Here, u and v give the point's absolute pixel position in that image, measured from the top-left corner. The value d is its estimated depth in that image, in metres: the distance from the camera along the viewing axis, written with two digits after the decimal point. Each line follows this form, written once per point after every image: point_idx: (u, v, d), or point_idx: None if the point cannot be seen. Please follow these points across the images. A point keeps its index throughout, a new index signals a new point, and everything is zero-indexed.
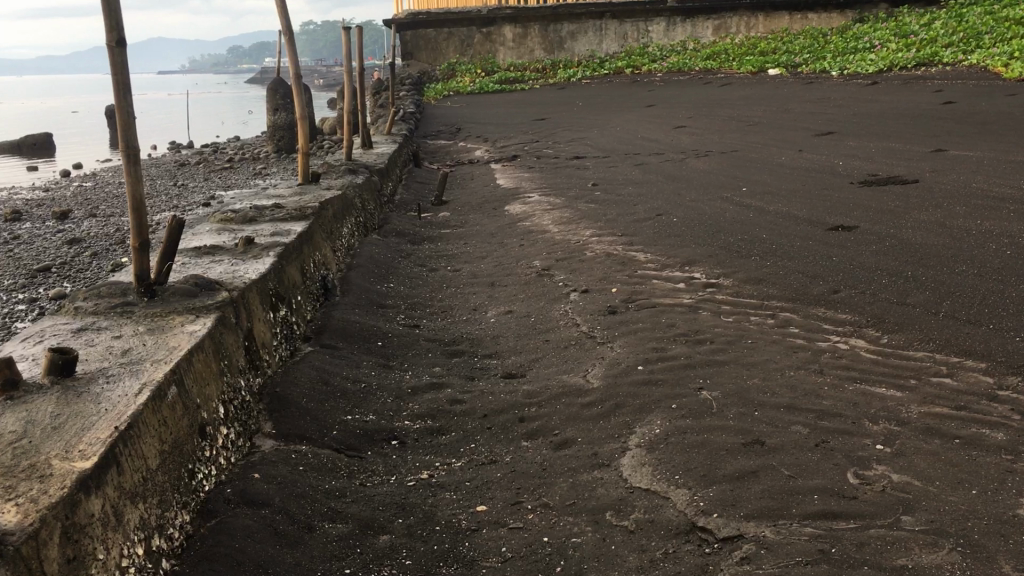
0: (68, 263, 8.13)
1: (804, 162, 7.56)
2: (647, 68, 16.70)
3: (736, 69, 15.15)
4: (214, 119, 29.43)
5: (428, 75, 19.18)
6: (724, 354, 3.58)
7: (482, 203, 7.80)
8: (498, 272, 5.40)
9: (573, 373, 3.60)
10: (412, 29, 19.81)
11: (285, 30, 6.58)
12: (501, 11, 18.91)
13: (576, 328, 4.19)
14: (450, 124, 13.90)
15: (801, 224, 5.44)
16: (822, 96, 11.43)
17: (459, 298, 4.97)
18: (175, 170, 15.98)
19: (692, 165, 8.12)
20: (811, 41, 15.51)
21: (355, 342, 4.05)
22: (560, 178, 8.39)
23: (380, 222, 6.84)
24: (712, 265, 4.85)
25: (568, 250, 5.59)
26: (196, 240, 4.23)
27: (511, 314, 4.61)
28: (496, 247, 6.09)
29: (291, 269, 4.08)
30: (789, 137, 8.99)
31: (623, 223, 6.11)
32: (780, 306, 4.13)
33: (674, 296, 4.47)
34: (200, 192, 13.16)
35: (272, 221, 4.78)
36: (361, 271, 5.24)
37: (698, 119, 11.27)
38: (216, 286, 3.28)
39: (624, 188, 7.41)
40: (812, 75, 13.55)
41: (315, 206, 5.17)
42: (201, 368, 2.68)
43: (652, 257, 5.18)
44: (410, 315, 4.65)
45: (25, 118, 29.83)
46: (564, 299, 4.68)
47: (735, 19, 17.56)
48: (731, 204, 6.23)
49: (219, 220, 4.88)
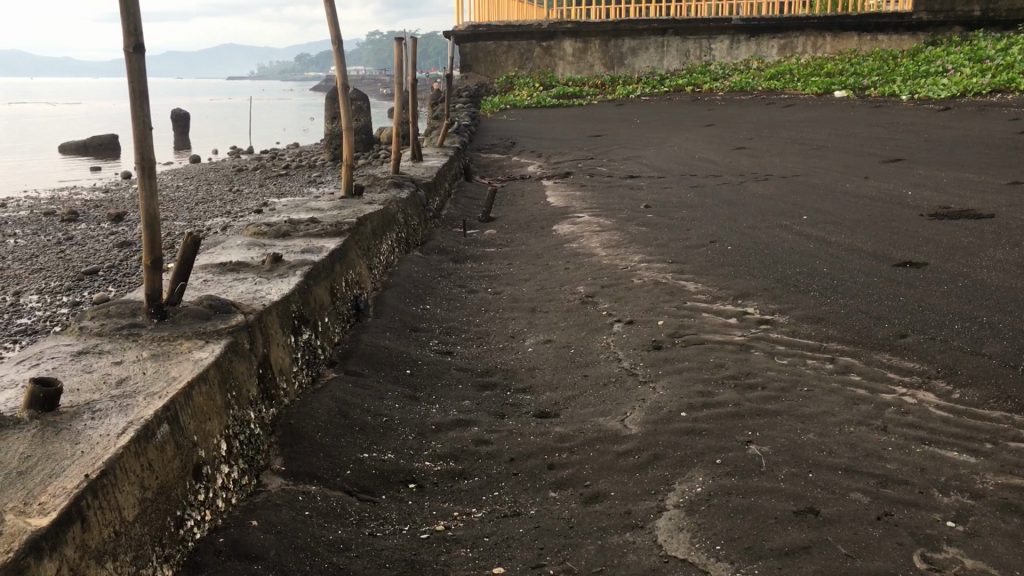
0: (116, 267, 8.06)
1: (870, 190, 7.21)
2: (709, 87, 16.35)
3: (800, 90, 14.74)
4: (275, 125, 29.68)
5: (486, 88, 19.06)
6: (776, 403, 3.29)
7: (530, 221, 7.56)
8: (540, 297, 5.17)
9: (611, 415, 3.33)
10: (471, 41, 19.72)
11: (335, 39, 6.43)
12: (562, 25, 18.72)
13: (618, 363, 3.93)
14: (505, 138, 13.73)
15: (866, 258, 5.12)
16: (891, 121, 11.00)
17: (497, 324, 4.74)
18: (231, 175, 16.02)
19: (750, 190, 7.80)
20: (880, 64, 15.05)
21: (381, 369, 3.84)
22: (613, 198, 8.13)
23: (423, 238, 6.64)
24: (767, 300, 4.56)
25: (615, 275, 5.33)
26: (224, 255, 4.06)
27: (549, 343, 4.37)
28: (541, 269, 5.86)
29: (319, 291, 3.89)
30: (854, 163, 8.62)
31: (674, 249, 5.83)
32: (840, 349, 3.83)
33: (724, 332, 4.19)
34: (253, 199, 13.12)
35: (306, 236, 4.59)
36: (397, 290, 5.04)
37: (759, 140, 10.93)
38: (232, 308, 3.08)
39: (677, 211, 7.12)
40: (880, 98, 13.10)
41: (353, 222, 4.98)
42: (203, 402, 2.48)
43: (703, 287, 4.89)
44: (444, 341, 4.43)
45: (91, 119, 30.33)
46: (607, 329, 4.42)
47: (801, 39, 17.13)
48: (790, 233, 5.92)
49: (252, 234, 4.71)
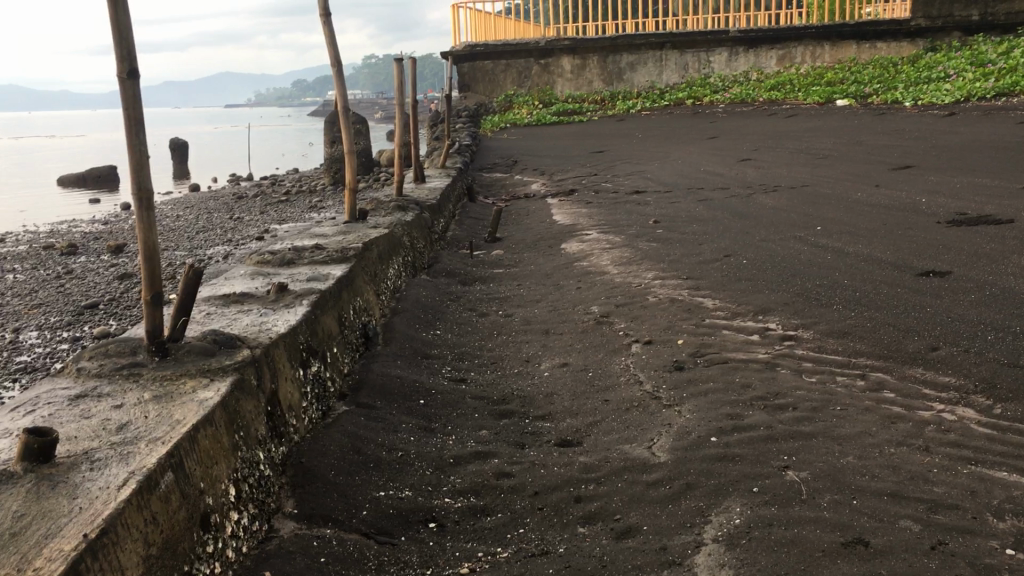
0: (117, 300, 7.92)
1: (883, 198, 7.08)
2: (709, 100, 16.26)
3: (802, 100, 14.65)
4: (274, 151, 29.64)
5: (485, 107, 18.99)
6: (810, 424, 3.13)
7: (537, 240, 7.42)
8: (554, 318, 5.02)
9: (636, 442, 3.18)
10: (469, 61, 19.67)
11: (334, 62, 6.32)
12: (559, 42, 18.67)
13: (639, 386, 3.77)
14: (506, 157, 13.62)
15: (886, 268, 4.97)
16: (896, 128, 10.90)
17: (511, 348, 4.59)
18: (232, 203, 15.92)
19: (760, 201, 7.67)
20: (881, 71, 14.96)
21: (394, 400, 3.69)
22: (620, 214, 8.01)
23: (430, 262, 6.50)
24: (789, 314, 4.41)
25: (629, 294, 5.19)
26: (227, 286, 3.93)
27: (566, 367, 4.22)
28: (552, 289, 5.72)
29: (327, 320, 3.74)
30: (864, 171, 8.49)
31: (687, 264, 5.69)
32: (870, 365, 3.68)
33: (747, 349, 4.04)
34: (254, 226, 13.01)
35: (311, 263, 4.46)
36: (406, 316, 4.90)
37: (764, 151, 10.81)
38: (237, 342, 2.94)
39: (688, 225, 6.98)
40: (883, 105, 12.99)
41: (358, 247, 4.85)
42: (210, 444, 2.34)
43: (721, 304, 4.75)
44: (457, 367, 4.28)
45: (89, 151, 30.28)
46: (625, 350, 4.28)
47: (800, 49, 17.06)
48: (806, 245, 5.78)
49: (255, 263, 4.57)
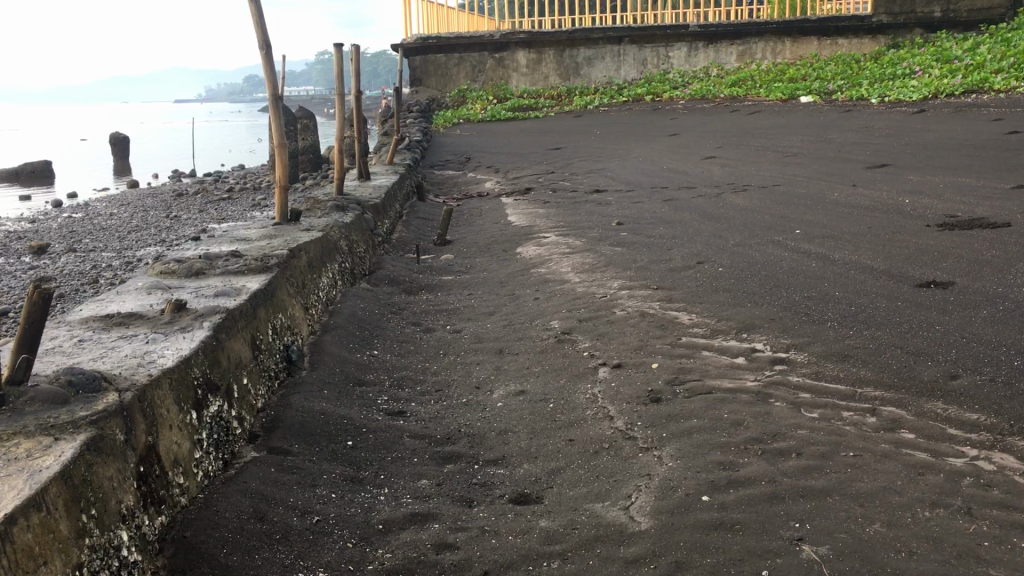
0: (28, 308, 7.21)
1: (863, 198, 6.59)
2: (668, 95, 15.79)
3: (764, 96, 14.22)
4: (221, 148, 28.60)
5: (438, 102, 18.35)
6: (820, 477, 2.56)
7: (491, 243, 6.82)
8: (508, 335, 4.41)
9: (608, 500, 2.59)
10: (421, 54, 18.98)
11: (261, 42, 5.64)
12: (514, 35, 18.08)
13: (610, 423, 3.18)
14: (459, 154, 13.00)
15: (881, 277, 4.44)
16: (866, 125, 10.48)
17: (459, 371, 3.98)
18: (171, 200, 15.12)
19: (730, 202, 7.14)
20: (844, 68, 14.59)
21: (316, 443, 3.06)
22: (580, 215, 7.44)
23: (371, 267, 5.87)
24: (776, 332, 3.86)
25: (594, 306, 4.61)
26: (116, 304, 3.29)
27: (523, 397, 3.62)
28: (507, 299, 5.12)
29: (235, 346, 3.10)
30: (838, 170, 8.01)
31: (657, 272, 5.13)
32: (881, 397, 3.13)
33: (733, 376, 3.47)
34: (191, 225, 12.31)
35: (224, 273, 3.81)
36: (339, 333, 4.27)
37: (728, 149, 10.34)
38: (102, 383, 2.32)
39: (654, 227, 6.43)
40: (849, 102, 12.59)
41: (283, 254, 4.21)
42: (35, 538, 1.75)
43: (698, 319, 4.20)
44: (395, 397, 3.66)
45: (25, 148, 29.13)
46: (591, 376, 3.69)
47: (760, 45, 16.67)
48: (786, 251, 5.25)
49: (158, 272, 3.92)
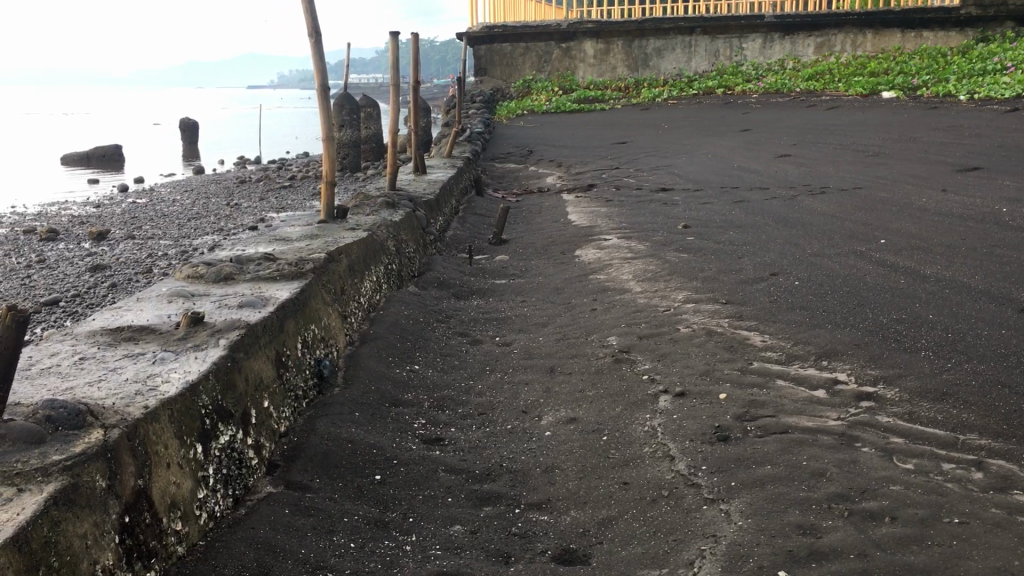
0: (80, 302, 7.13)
1: (954, 204, 6.09)
2: (741, 89, 15.22)
3: (842, 91, 13.59)
4: (287, 134, 28.70)
5: (502, 93, 18.01)
6: (920, 552, 2.17)
7: (549, 244, 6.47)
8: (561, 350, 4.07)
9: (665, 569, 2.23)
10: (486, 44, 18.67)
11: (311, 29, 5.36)
12: (582, 25, 17.63)
13: (670, 464, 2.81)
14: (521, 146, 12.66)
15: (980, 299, 3.99)
16: (953, 123, 9.85)
17: (505, 392, 3.64)
18: (233, 187, 15.08)
19: (806, 206, 6.67)
20: (928, 62, 13.87)
21: (340, 477, 2.75)
22: (645, 215, 7.04)
23: (421, 269, 5.58)
24: (861, 362, 3.44)
25: (656, 321, 4.24)
26: (130, 314, 3.02)
27: (574, 426, 3.27)
28: (562, 308, 4.77)
29: (255, 365, 2.80)
30: (924, 172, 7.48)
31: (726, 283, 4.73)
32: (988, 447, 2.71)
33: (812, 413, 3.07)
34: (250, 213, 12.18)
35: (254, 279, 3.52)
36: (379, 344, 3.97)
37: (804, 146, 9.82)
38: (88, 419, 2.03)
39: (722, 232, 6.01)
40: (934, 98, 11.92)
41: (321, 258, 3.91)
42: None
43: (771, 340, 3.80)
44: (434, 421, 3.34)
45: (97, 132, 29.61)
46: (651, 405, 3.32)
47: (839, 37, 15.97)
48: (870, 264, 4.80)
49: (186, 275, 3.65)
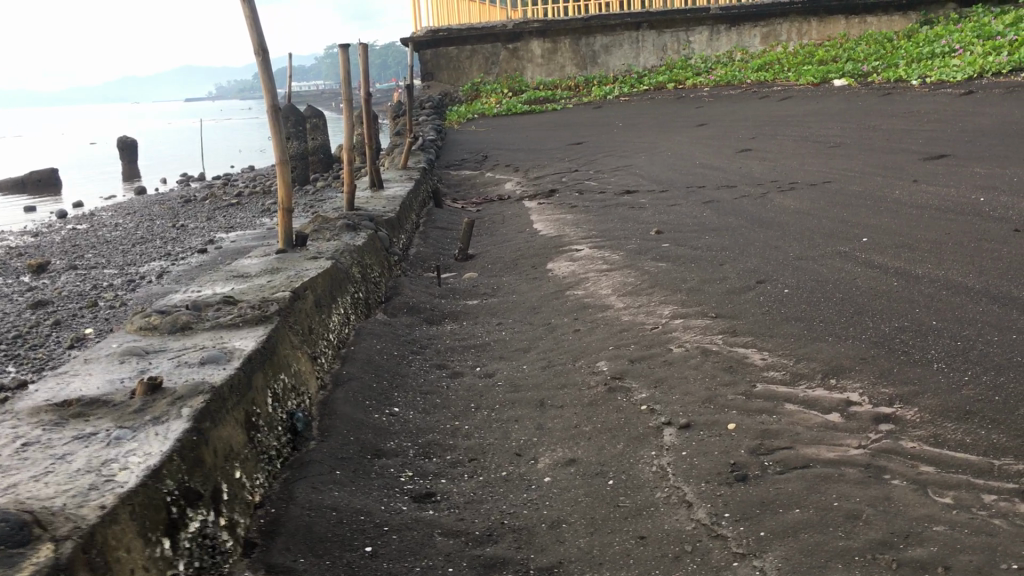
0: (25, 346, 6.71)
1: (928, 196, 5.96)
2: (691, 83, 15.12)
3: (793, 81, 13.53)
4: (231, 148, 28.06)
5: (451, 97, 17.72)
6: None
7: (518, 258, 6.23)
8: (548, 379, 3.81)
9: None
10: (431, 48, 18.35)
11: (257, 46, 5.03)
12: (528, 25, 17.39)
13: (686, 512, 2.58)
14: (476, 152, 12.39)
15: (980, 300, 3.82)
16: (910, 109, 9.80)
17: (495, 432, 3.38)
18: (179, 207, 14.58)
19: (777, 203, 6.50)
20: (875, 47, 13.88)
21: (326, 553, 2.46)
22: (613, 221, 6.83)
23: (388, 293, 5.29)
24: (872, 379, 3.24)
25: (645, 341, 4.01)
26: (77, 383, 2.70)
27: (574, 468, 3.02)
28: (543, 330, 4.53)
29: (224, 434, 2.51)
30: (891, 162, 7.36)
31: (711, 294, 4.52)
32: None
33: (831, 442, 2.85)
34: (198, 234, 11.76)
35: (213, 329, 3.21)
36: (353, 386, 3.68)
37: (764, 139, 9.69)
38: (33, 535, 1.73)
39: (698, 236, 5.82)
40: (886, 84, 11.90)
41: (286, 297, 3.62)
42: None
43: (771, 358, 3.58)
44: (422, 472, 3.07)
45: (32, 155, 28.66)
46: (656, 440, 3.08)
47: (785, 26, 15.94)
48: (858, 265, 4.62)
49: (138, 327, 3.32)
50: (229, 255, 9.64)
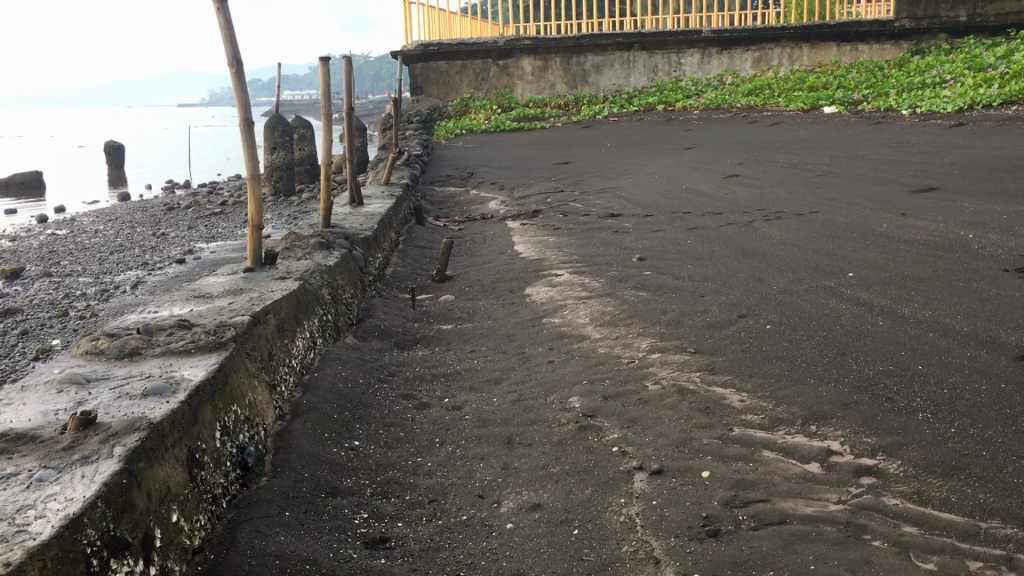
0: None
1: (916, 231, 5.85)
2: (681, 105, 15.05)
3: (783, 106, 13.46)
4: (219, 156, 27.84)
5: (440, 112, 17.60)
6: None
7: (497, 281, 6.08)
8: (519, 414, 3.65)
9: None
10: (422, 62, 18.24)
11: (231, 57, 4.88)
12: (519, 42, 17.30)
13: (652, 570, 2.43)
14: (462, 168, 12.25)
15: (967, 345, 3.68)
16: (900, 139, 9.72)
17: (458, 471, 3.22)
18: (161, 215, 14.38)
19: (763, 233, 6.38)
20: (866, 76, 13.83)
21: None
22: (595, 246, 6.69)
23: (360, 315, 5.13)
24: (853, 426, 3.09)
25: (621, 376, 3.86)
26: (8, 415, 2.53)
27: (539, 514, 2.86)
28: (516, 360, 4.37)
29: (161, 475, 2.34)
30: (880, 194, 7.25)
31: (692, 327, 4.38)
32: (1015, 540, 2.37)
33: (809, 496, 2.71)
34: (177, 243, 11.57)
35: (164, 356, 3.04)
36: (313, 417, 3.52)
37: (752, 166, 9.59)
38: None
39: (681, 265, 5.68)
40: (876, 113, 11.83)
41: (246, 321, 3.45)
42: None
43: (749, 399, 3.44)
44: (378, 513, 2.90)
45: (18, 157, 28.35)
46: (626, 485, 2.93)
47: (776, 51, 15.89)
48: (843, 301, 4.48)
49: (85, 351, 3.15)
50: (207, 267, 9.45)
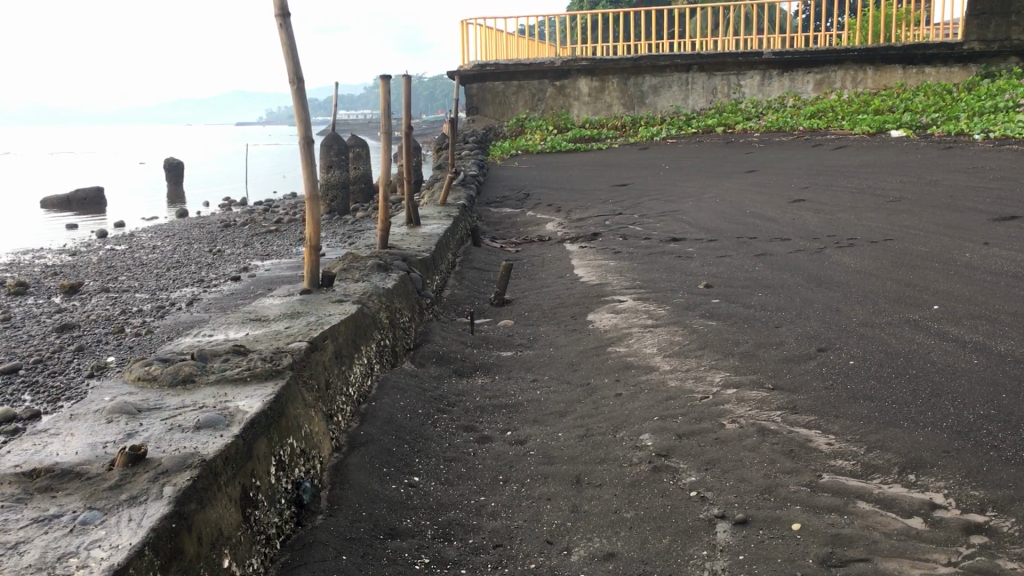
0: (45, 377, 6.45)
1: (1003, 261, 5.53)
2: (741, 127, 14.76)
3: (848, 129, 13.11)
4: (275, 174, 28.04)
5: (495, 132, 17.51)
6: None
7: (557, 306, 5.87)
8: (587, 452, 3.44)
9: None
10: (478, 82, 18.17)
11: (292, 74, 4.77)
12: (576, 62, 17.15)
13: None
14: (518, 189, 12.10)
15: None
16: (975, 165, 9.34)
17: (524, 512, 3.02)
18: (217, 231, 14.44)
19: (836, 261, 6.09)
20: (935, 99, 13.43)
21: None
22: (658, 271, 6.47)
23: (417, 340, 4.95)
24: (958, 477, 2.83)
25: (696, 413, 3.62)
26: (54, 446, 2.39)
27: (613, 564, 2.65)
28: (581, 391, 4.16)
29: (214, 516, 2.18)
30: (959, 221, 6.92)
31: (769, 361, 4.12)
32: None
33: (915, 557, 2.46)
34: (233, 261, 11.54)
35: (218, 384, 2.89)
36: (371, 450, 3.34)
37: (818, 190, 9.29)
38: None
39: (751, 294, 5.43)
40: (946, 137, 11.45)
41: (303, 347, 3.29)
42: None
43: (838, 443, 3.18)
44: (441, 558, 2.71)
45: (81, 172, 28.87)
46: (709, 536, 2.71)
47: (840, 73, 15.53)
48: (931, 337, 4.20)
49: (137, 377, 3.02)
50: (262, 285, 9.39)
